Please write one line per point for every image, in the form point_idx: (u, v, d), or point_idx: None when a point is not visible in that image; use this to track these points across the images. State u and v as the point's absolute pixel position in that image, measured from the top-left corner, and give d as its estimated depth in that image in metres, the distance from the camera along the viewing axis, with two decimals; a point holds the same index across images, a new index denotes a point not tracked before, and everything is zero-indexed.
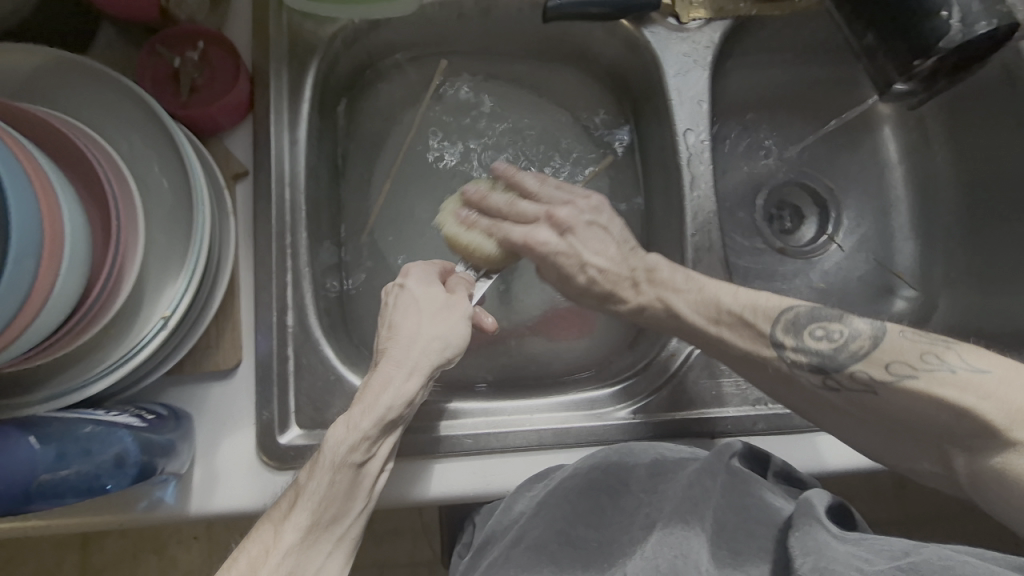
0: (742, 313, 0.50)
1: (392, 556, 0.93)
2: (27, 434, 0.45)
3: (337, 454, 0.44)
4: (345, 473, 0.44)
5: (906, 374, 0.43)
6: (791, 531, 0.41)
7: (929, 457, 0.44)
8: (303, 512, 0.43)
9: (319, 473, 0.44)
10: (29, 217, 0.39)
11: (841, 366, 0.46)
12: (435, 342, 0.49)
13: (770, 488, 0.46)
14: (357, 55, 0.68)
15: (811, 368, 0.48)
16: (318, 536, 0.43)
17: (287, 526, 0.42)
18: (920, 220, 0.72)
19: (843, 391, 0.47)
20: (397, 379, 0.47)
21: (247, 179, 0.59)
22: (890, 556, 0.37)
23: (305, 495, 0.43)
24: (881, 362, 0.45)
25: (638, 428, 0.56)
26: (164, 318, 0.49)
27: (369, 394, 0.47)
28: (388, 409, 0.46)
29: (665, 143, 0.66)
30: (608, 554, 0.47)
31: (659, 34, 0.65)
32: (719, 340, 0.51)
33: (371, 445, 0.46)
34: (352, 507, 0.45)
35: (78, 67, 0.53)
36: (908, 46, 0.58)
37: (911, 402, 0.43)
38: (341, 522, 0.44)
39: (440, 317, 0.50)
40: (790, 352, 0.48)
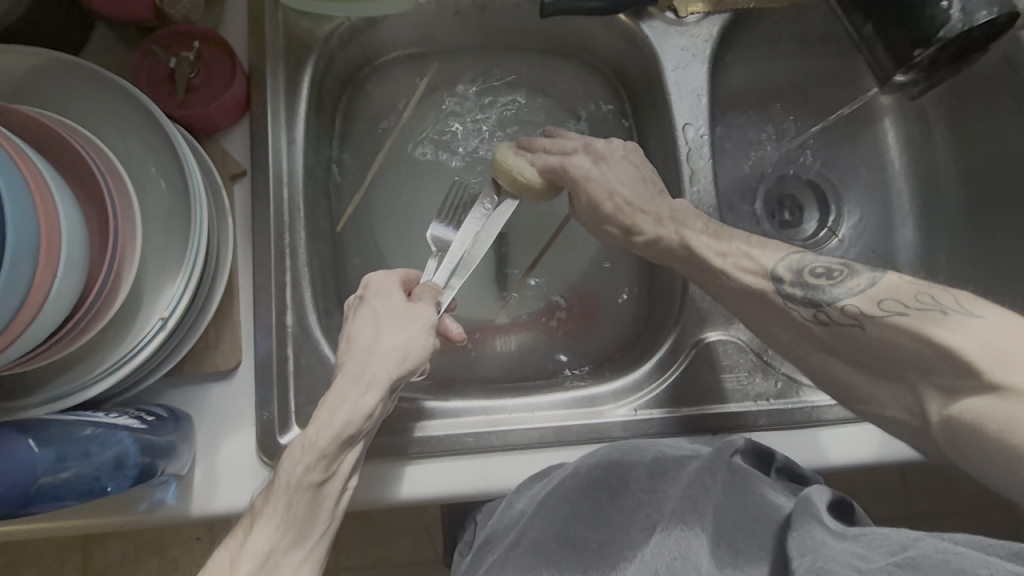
0: (748, 248, 0.50)
1: (394, 556, 0.93)
2: (26, 436, 0.45)
3: (292, 477, 0.43)
4: (303, 495, 0.43)
5: (896, 311, 0.42)
6: (788, 534, 0.40)
7: (899, 402, 0.43)
8: (261, 537, 0.41)
9: (274, 499, 0.43)
10: (25, 218, 0.39)
11: (834, 299, 0.46)
12: (393, 355, 0.47)
13: (771, 486, 0.46)
14: (354, 53, 0.67)
15: (804, 301, 0.47)
16: (279, 559, 0.41)
17: (245, 556, 0.40)
18: (922, 212, 0.72)
19: (832, 324, 0.45)
20: (342, 397, 0.46)
21: (245, 179, 0.59)
22: (887, 552, 0.36)
23: (263, 517, 0.42)
24: (877, 299, 0.44)
25: (640, 424, 0.55)
26: (163, 320, 0.49)
27: (324, 409, 0.46)
28: (346, 423, 0.45)
29: (664, 138, 0.65)
30: (609, 555, 0.47)
31: (658, 28, 0.64)
32: (721, 271, 0.50)
33: (329, 464, 0.44)
34: (314, 529, 0.44)
35: (73, 68, 0.53)
36: (909, 38, 0.57)
37: (892, 337, 0.42)
38: (312, 537, 0.43)
39: (395, 327, 0.49)
40: (787, 287, 0.48)
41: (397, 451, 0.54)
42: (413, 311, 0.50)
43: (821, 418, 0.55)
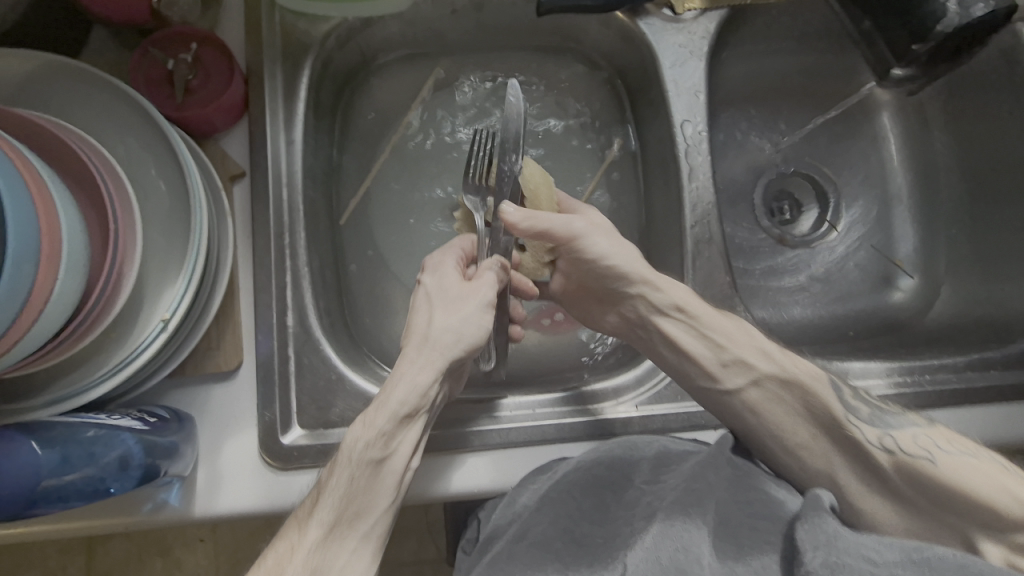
0: (784, 358, 0.53)
1: (398, 556, 0.93)
2: (31, 438, 0.45)
3: (354, 452, 0.44)
4: (366, 470, 0.44)
5: (962, 452, 0.47)
6: (797, 525, 0.41)
7: (939, 545, 0.46)
8: (327, 508, 0.43)
9: (338, 471, 0.44)
10: (27, 222, 0.39)
11: (898, 425, 0.49)
12: (445, 334, 0.48)
13: (773, 483, 0.47)
14: (351, 53, 0.67)
15: (869, 423, 0.49)
16: (342, 533, 0.43)
17: (311, 523, 0.43)
18: (920, 208, 0.72)
19: (897, 454, 0.48)
20: (410, 377, 0.47)
21: (244, 180, 0.59)
22: (899, 550, 0.39)
23: (327, 491, 0.43)
24: (943, 438, 0.48)
25: (641, 421, 0.56)
26: (164, 321, 0.49)
27: (392, 392, 0.46)
28: (401, 403, 0.45)
29: (663, 135, 0.66)
30: (613, 547, 0.47)
31: (655, 25, 0.64)
32: (754, 372, 0.52)
33: (389, 442, 0.45)
34: (377, 505, 0.44)
35: (69, 70, 0.53)
36: (906, 30, 0.58)
37: (962, 476, 0.45)
38: (366, 520, 0.44)
39: (453, 310, 0.49)
40: (851, 399, 0.51)
41: None
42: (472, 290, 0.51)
43: None
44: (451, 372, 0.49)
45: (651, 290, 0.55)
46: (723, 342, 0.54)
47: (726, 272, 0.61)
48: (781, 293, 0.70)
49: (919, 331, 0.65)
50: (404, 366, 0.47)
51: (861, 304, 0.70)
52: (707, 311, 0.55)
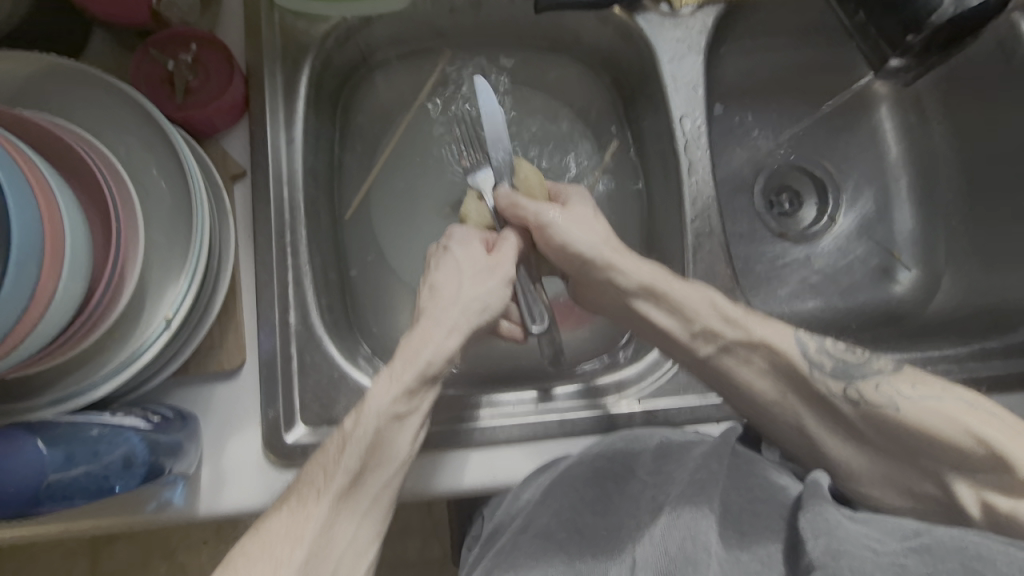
0: (742, 318, 0.52)
1: (403, 555, 0.93)
2: (36, 436, 0.45)
3: (380, 406, 0.46)
4: (388, 424, 0.46)
5: (929, 395, 0.47)
6: (800, 512, 0.42)
7: (912, 489, 0.47)
8: (353, 456, 0.45)
9: (364, 420, 0.46)
10: (30, 222, 0.39)
11: (864, 374, 0.50)
12: (474, 303, 0.51)
13: (772, 468, 0.48)
14: (350, 52, 0.68)
15: (834, 375, 0.50)
16: (361, 481, 0.45)
17: (337, 470, 0.44)
18: (919, 200, 0.72)
19: (862, 404, 0.48)
20: (442, 341, 0.49)
21: (245, 180, 0.59)
22: (900, 537, 0.39)
23: (353, 440, 0.45)
24: (908, 384, 0.48)
25: (644, 414, 0.56)
26: (168, 320, 0.49)
27: (418, 349, 0.48)
28: (428, 362, 0.48)
29: (661, 130, 0.66)
30: (616, 538, 0.48)
31: (652, 21, 0.65)
32: (725, 342, 0.52)
33: (412, 398, 0.47)
34: (395, 458, 0.47)
35: (70, 72, 0.53)
36: (899, 22, 0.58)
37: (925, 419, 0.46)
38: (384, 470, 0.46)
39: (478, 280, 0.52)
40: (817, 354, 0.51)
41: None
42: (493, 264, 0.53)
43: None
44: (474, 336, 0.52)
45: (617, 275, 0.53)
46: (693, 314, 0.52)
47: (727, 265, 0.61)
48: (782, 286, 0.70)
49: (920, 323, 0.66)
50: (434, 330, 0.49)
51: (861, 297, 0.70)
52: (676, 286, 0.53)
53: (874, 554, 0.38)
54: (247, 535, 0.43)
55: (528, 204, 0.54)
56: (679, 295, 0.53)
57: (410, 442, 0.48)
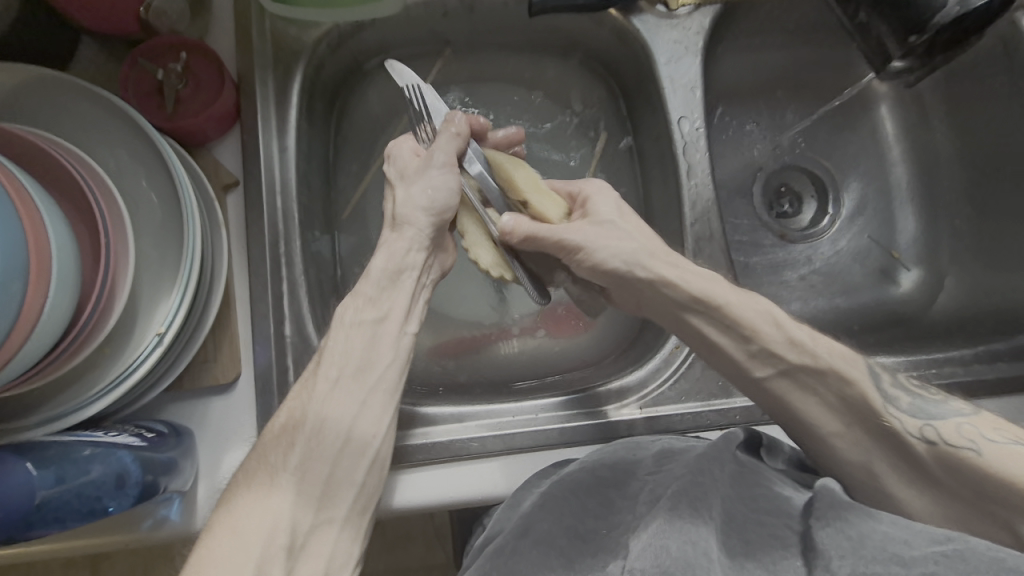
0: (804, 340, 0.49)
1: (405, 561, 0.93)
2: (25, 459, 0.45)
3: (347, 314, 0.49)
4: (359, 330, 0.48)
5: (1017, 440, 0.43)
6: (813, 522, 0.41)
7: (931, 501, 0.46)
8: (330, 365, 0.47)
9: (335, 334, 0.48)
10: (14, 239, 0.38)
11: (940, 416, 0.46)
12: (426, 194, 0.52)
13: (777, 479, 0.47)
14: (343, 58, 0.67)
15: (908, 413, 0.46)
16: (350, 383, 0.47)
17: (319, 377, 0.46)
18: (922, 198, 0.71)
19: (937, 445, 0.45)
20: (392, 284, 0.51)
21: (238, 189, 0.58)
22: (930, 540, 0.38)
23: (327, 352, 0.47)
24: (991, 427, 0.44)
25: (646, 422, 0.55)
26: (159, 335, 0.48)
27: (366, 283, 0.50)
28: (382, 263, 0.51)
29: (660, 132, 0.65)
30: (618, 537, 0.45)
31: (648, 22, 0.64)
32: (774, 353, 0.50)
33: (378, 304, 0.50)
34: (378, 360, 0.48)
35: (57, 82, 0.52)
36: (902, 23, 0.58)
37: (1008, 464, 0.42)
38: (370, 373, 0.48)
39: (425, 180, 0.52)
40: (889, 390, 0.48)
41: (402, 458, 0.53)
42: (445, 140, 0.54)
43: None
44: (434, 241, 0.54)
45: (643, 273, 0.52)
46: (750, 333, 0.50)
47: (728, 268, 0.60)
48: (784, 288, 0.69)
49: (927, 324, 0.65)
50: (377, 257, 0.51)
51: (863, 298, 0.69)
52: (732, 298, 0.51)
53: (903, 569, 0.36)
54: (217, 516, 0.42)
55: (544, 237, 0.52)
56: (740, 314, 0.50)
57: (381, 417, 0.47)
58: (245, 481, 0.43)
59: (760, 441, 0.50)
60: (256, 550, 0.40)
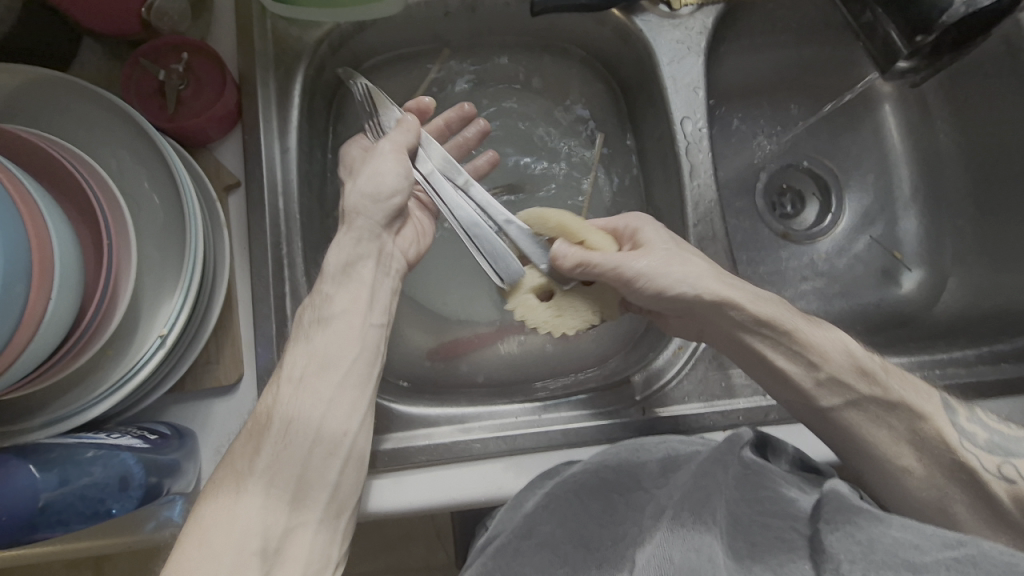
0: (868, 367, 0.50)
1: (406, 563, 0.94)
2: (27, 462, 0.46)
3: (307, 314, 0.49)
4: (319, 329, 0.48)
5: None
6: (822, 526, 0.41)
7: None
8: (292, 364, 0.47)
9: (299, 333, 0.48)
10: (16, 243, 0.38)
11: (1021, 452, 0.47)
12: (370, 188, 0.52)
13: (784, 481, 0.45)
14: (345, 58, 0.66)
15: (988, 449, 0.47)
16: (315, 380, 0.46)
17: (283, 377, 0.46)
18: (924, 198, 0.71)
19: (1019, 483, 0.46)
20: (348, 275, 0.51)
21: (239, 190, 0.58)
22: (941, 544, 0.38)
23: (289, 352, 0.48)
24: None
25: (649, 423, 0.55)
26: (162, 337, 0.48)
27: (325, 280, 0.50)
28: (343, 251, 0.51)
29: (662, 132, 0.65)
30: (621, 550, 0.46)
31: (651, 22, 0.63)
32: (825, 360, 0.50)
33: (332, 299, 0.49)
34: (344, 357, 0.48)
35: (58, 83, 0.52)
36: (909, 21, 0.57)
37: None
38: (335, 370, 0.47)
39: (373, 169, 0.52)
40: (968, 426, 0.49)
41: (405, 459, 0.53)
42: (399, 133, 0.54)
43: None
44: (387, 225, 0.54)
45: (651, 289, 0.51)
46: (818, 360, 0.50)
47: (731, 269, 0.60)
48: (786, 287, 0.69)
49: (930, 324, 0.65)
50: (329, 256, 0.51)
51: (866, 298, 0.69)
52: (802, 325, 0.51)
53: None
54: (190, 523, 0.42)
55: (601, 258, 0.52)
56: (811, 338, 0.51)
57: (350, 414, 0.47)
58: (216, 487, 0.43)
59: (766, 443, 0.50)
60: (226, 559, 0.40)
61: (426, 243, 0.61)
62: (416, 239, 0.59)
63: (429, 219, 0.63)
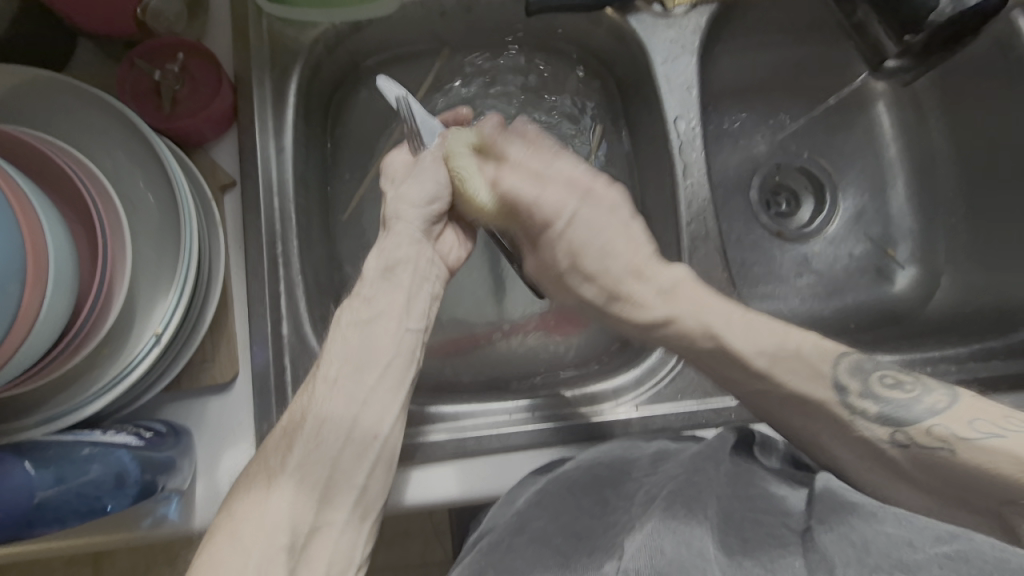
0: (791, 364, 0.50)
1: (404, 557, 0.93)
2: (25, 459, 0.47)
3: (346, 314, 0.48)
4: (355, 331, 0.47)
5: (991, 433, 0.45)
6: (816, 525, 0.42)
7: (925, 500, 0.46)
8: (330, 364, 0.46)
9: (335, 334, 0.47)
10: (11, 241, 0.38)
11: (917, 418, 0.47)
12: (412, 196, 0.52)
13: (772, 479, 0.47)
14: (340, 58, 0.67)
15: (879, 420, 0.48)
16: (350, 380, 0.46)
17: (318, 378, 0.46)
18: (917, 197, 0.71)
19: (911, 447, 0.46)
20: (389, 277, 0.49)
21: (235, 190, 0.59)
22: (935, 539, 0.39)
23: (326, 353, 0.47)
24: (962, 420, 0.46)
25: (642, 420, 0.55)
26: (157, 335, 0.49)
27: (363, 283, 0.49)
28: (388, 251, 0.50)
29: (657, 131, 0.65)
30: (611, 535, 0.46)
31: (645, 21, 0.64)
32: (764, 367, 0.49)
33: (372, 303, 0.48)
34: (381, 359, 0.47)
35: (55, 84, 0.52)
36: (899, 20, 0.60)
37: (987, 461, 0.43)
38: (372, 371, 0.47)
39: (416, 177, 0.52)
40: (857, 399, 0.48)
41: (403, 457, 0.53)
42: (439, 147, 0.54)
43: None
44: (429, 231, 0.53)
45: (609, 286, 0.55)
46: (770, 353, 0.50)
47: (724, 267, 0.60)
48: (781, 286, 0.70)
49: (921, 321, 0.65)
50: (370, 259, 0.50)
51: (860, 296, 0.69)
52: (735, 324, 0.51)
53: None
54: (220, 519, 0.42)
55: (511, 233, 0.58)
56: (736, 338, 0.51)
57: (384, 412, 0.46)
58: (246, 483, 0.44)
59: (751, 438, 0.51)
60: (256, 554, 0.40)
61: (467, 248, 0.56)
62: (457, 245, 0.55)
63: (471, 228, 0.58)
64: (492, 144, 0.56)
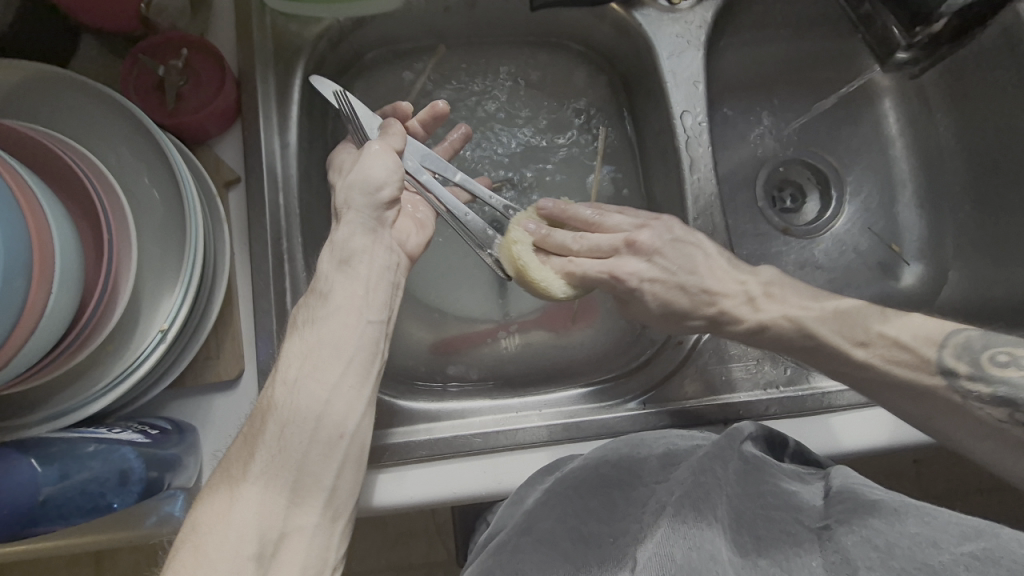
0: (898, 337, 0.48)
1: (408, 557, 0.93)
2: (29, 455, 0.46)
3: (302, 313, 0.47)
4: (309, 328, 0.46)
5: None
6: (836, 525, 0.41)
7: None
8: (289, 364, 0.45)
9: (294, 332, 0.46)
10: (16, 236, 0.38)
11: None
12: (361, 182, 0.50)
13: (783, 473, 0.46)
14: (344, 54, 0.66)
15: (993, 401, 0.45)
16: (309, 377, 0.44)
17: (277, 379, 0.44)
18: (925, 193, 0.71)
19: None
20: (346, 269, 0.48)
21: (239, 186, 0.58)
22: (959, 534, 0.38)
23: (285, 353, 0.45)
24: None
25: (650, 416, 0.55)
26: (162, 332, 0.48)
27: (319, 275, 0.48)
28: (344, 244, 0.48)
29: (662, 126, 0.65)
30: (623, 544, 0.46)
31: (650, 16, 0.63)
32: (867, 365, 0.48)
33: (324, 296, 0.47)
34: (341, 356, 0.45)
35: (58, 79, 0.52)
36: (908, 15, 0.60)
37: None
38: (331, 370, 0.45)
39: (364, 165, 0.51)
40: (966, 381, 0.46)
41: (409, 454, 0.53)
42: (389, 137, 0.54)
43: (832, 403, 0.54)
44: (379, 219, 0.51)
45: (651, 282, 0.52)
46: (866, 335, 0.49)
47: None
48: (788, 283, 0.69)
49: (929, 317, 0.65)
50: (323, 255, 0.48)
51: (869, 292, 0.69)
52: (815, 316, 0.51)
53: None
54: (185, 533, 0.40)
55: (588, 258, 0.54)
56: (811, 306, 0.51)
57: (349, 409, 0.45)
58: (210, 490, 0.42)
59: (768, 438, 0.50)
60: (223, 564, 0.38)
61: (426, 235, 0.56)
62: (411, 231, 0.55)
63: (427, 211, 0.58)
64: (561, 215, 0.57)
